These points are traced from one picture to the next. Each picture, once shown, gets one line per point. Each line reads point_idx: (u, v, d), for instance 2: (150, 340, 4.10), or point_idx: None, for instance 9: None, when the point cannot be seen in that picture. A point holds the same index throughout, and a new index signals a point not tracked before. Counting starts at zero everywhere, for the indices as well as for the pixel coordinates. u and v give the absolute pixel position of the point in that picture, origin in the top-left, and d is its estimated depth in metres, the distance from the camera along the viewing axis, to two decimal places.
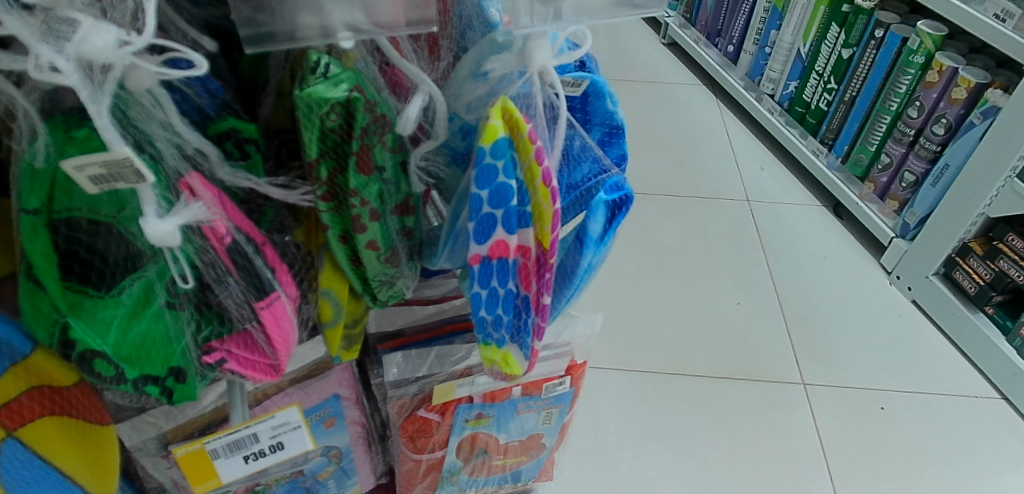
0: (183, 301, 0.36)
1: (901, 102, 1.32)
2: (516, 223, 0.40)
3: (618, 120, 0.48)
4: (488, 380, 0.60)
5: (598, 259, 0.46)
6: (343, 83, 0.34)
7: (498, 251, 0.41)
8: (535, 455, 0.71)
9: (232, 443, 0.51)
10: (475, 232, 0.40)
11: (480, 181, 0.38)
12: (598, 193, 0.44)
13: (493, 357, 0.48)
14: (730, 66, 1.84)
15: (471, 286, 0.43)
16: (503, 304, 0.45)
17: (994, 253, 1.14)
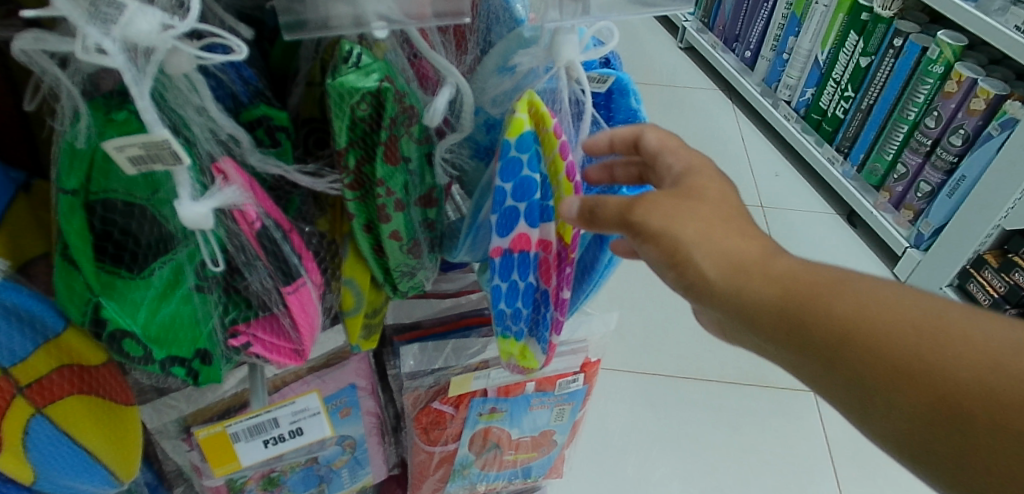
0: (212, 284, 0.37)
1: (919, 112, 1.31)
2: (538, 217, 0.41)
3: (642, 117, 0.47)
4: (504, 374, 0.61)
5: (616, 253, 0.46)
6: (374, 73, 0.34)
7: (519, 244, 0.42)
8: (546, 452, 0.71)
9: (253, 427, 0.51)
10: (498, 225, 0.41)
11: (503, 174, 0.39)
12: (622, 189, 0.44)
13: (511, 350, 0.49)
14: (747, 71, 1.85)
15: (492, 279, 0.44)
16: (523, 297, 0.45)
17: (1009, 266, 1.15)
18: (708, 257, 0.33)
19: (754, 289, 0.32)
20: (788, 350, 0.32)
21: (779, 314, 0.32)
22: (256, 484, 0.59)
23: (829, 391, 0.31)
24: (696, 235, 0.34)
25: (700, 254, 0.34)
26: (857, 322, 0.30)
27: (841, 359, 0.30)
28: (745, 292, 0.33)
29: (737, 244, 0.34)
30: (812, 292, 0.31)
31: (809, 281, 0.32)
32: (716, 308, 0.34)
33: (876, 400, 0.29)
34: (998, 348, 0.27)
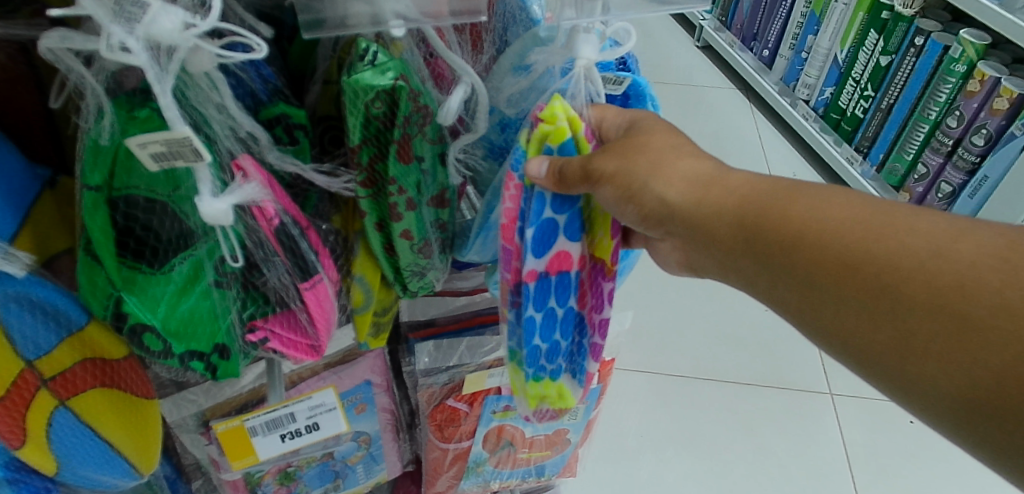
0: (230, 280, 0.38)
1: (940, 112, 1.33)
2: (575, 229, 0.43)
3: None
4: None
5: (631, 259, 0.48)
6: (389, 72, 0.35)
7: (557, 263, 0.43)
8: (560, 450, 0.72)
9: (270, 421, 0.52)
10: (535, 243, 0.41)
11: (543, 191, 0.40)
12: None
13: (544, 390, 0.49)
14: (765, 70, 1.84)
15: (525, 310, 0.44)
16: (561, 328, 0.46)
17: None
18: (666, 185, 0.39)
19: (716, 208, 0.38)
20: (746, 257, 0.37)
21: (737, 226, 0.37)
22: (272, 479, 0.60)
23: (782, 291, 0.36)
24: (650, 168, 0.39)
25: (665, 180, 0.39)
26: (804, 228, 0.35)
27: (793, 263, 0.35)
28: (706, 211, 0.38)
29: (690, 169, 0.39)
30: (769, 209, 0.36)
31: (766, 199, 0.37)
32: (679, 228, 0.39)
33: (825, 296, 0.34)
34: (921, 247, 0.32)
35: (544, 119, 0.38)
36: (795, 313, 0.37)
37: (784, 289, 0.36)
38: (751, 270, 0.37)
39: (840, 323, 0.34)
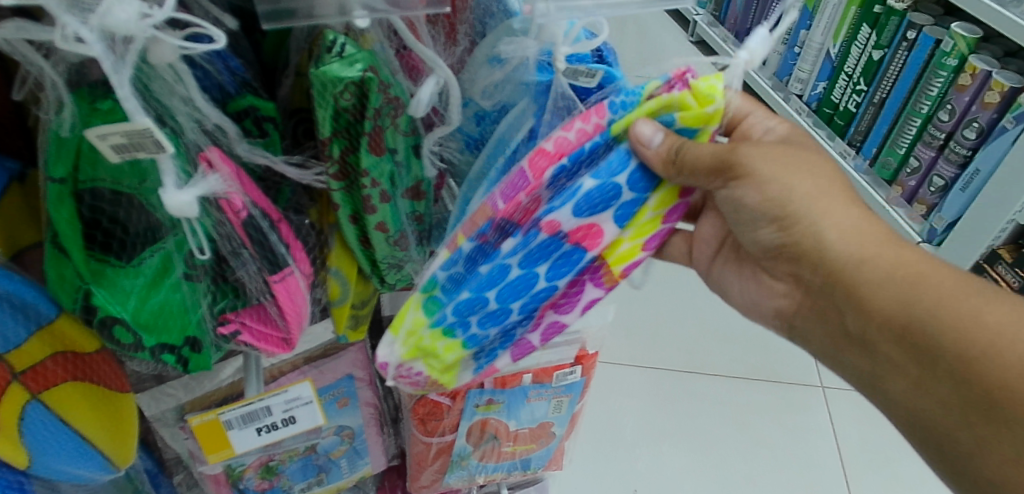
0: (201, 273, 0.37)
1: (931, 105, 1.36)
2: (623, 218, 0.42)
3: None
4: None
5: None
6: (358, 63, 0.35)
7: (577, 231, 0.41)
8: (545, 444, 0.72)
9: (246, 415, 0.52)
10: (581, 205, 0.40)
11: (622, 148, 0.39)
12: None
13: (435, 347, 0.47)
14: (758, 65, 1.85)
15: (506, 257, 0.42)
16: (520, 308, 0.45)
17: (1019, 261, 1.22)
18: (830, 228, 0.44)
19: (887, 280, 0.43)
20: (898, 343, 0.43)
21: (907, 293, 0.43)
22: (254, 473, 0.60)
23: (933, 386, 0.43)
24: (812, 203, 0.44)
25: (831, 235, 0.44)
26: (994, 351, 0.40)
27: (963, 369, 0.41)
28: (878, 283, 0.43)
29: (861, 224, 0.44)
30: (957, 306, 0.41)
31: (964, 297, 0.42)
32: (824, 269, 0.45)
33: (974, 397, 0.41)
34: None
35: (695, 92, 0.38)
36: (927, 395, 0.43)
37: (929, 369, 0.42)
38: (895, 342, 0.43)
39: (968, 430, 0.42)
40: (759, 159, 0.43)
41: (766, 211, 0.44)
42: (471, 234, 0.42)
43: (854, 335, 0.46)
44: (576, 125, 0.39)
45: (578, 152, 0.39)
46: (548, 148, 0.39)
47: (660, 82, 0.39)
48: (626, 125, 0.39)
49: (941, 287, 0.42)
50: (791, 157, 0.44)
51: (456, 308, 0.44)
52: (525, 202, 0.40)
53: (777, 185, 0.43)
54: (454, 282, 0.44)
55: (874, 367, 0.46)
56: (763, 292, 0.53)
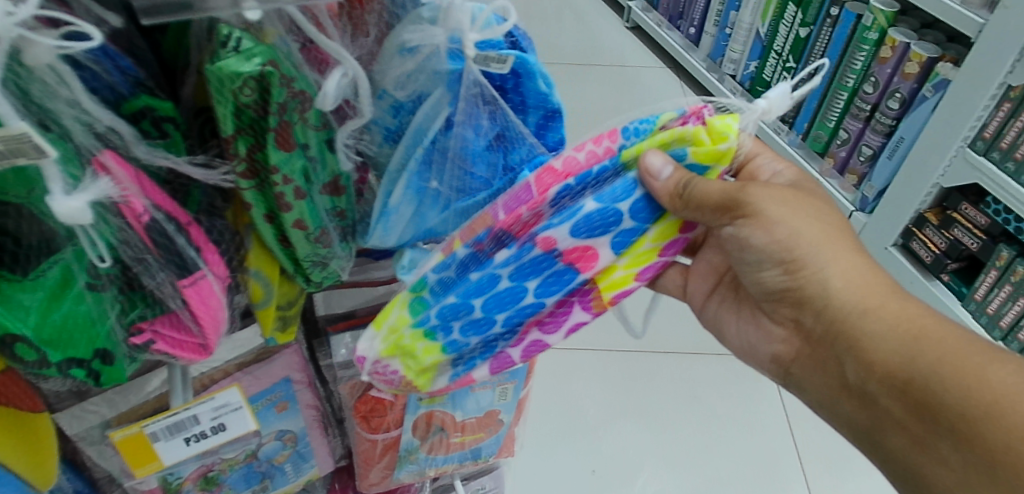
0: (106, 282, 0.36)
1: (857, 79, 1.48)
2: (618, 247, 0.48)
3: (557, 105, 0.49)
4: None
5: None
6: (256, 57, 0.34)
7: (572, 251, 0.47)
8: (493, 431, 0.72)
9: (172, 425, 0.50)
10: (579, 226, 0.45)
11: (631, 177, 0.45)
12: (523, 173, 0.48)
13: (413, 346, 0.52)
14: (692, 47, 1.96)
15: (498, 269, 0.48)
16: (506, 320, 0.50)
17: (949, 223, 1.36)
18: (837, 276, 0.50)
19: (891, 333, 0.48)
20: (899, 398, 0.47)
21: (908, 339, 0.47)
22: (193, 485, 0.58)
23: (930, 440, 0.46)
24: (817, 247, 0.50)
25: (836, 282, 0.50)
26: (996, 411, 0.43)
27: (960, 423, 0.44)
28: (880, 335, 0.48)
29: (866, 276, 0.50)
30: (960, 363, 0.45)
31: (969, 355, 0.46)
32: (830, 313, 0.50)
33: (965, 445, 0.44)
34: None
35: (709, 127, 0.44)
36: (926, 450, 0.46)
37: (921, 417, 0.46)
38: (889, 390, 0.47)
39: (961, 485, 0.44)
40: (769, 201, 0.49)
41: (775, 253, 0.50)
42: (467, 241, 0.48)
43: (853, 386, 0.50)
44: (588, 147, 0.45)
45: (585, 174, 0.45)
46: (557, 166, 0.45)
47: (677, 114, 0.45)
48: (637, 153, 0.45)
49: (941, 342, 0.47)
50: (799, 203, 0.51)
51: (441, 311, 0.50)
52: (525, 216, 0.46)
53: (785, 227, 0.49)
54: (444, 286, 0.50)
55: (873, 420, 0.50)
56: (762, 337, 0.59)
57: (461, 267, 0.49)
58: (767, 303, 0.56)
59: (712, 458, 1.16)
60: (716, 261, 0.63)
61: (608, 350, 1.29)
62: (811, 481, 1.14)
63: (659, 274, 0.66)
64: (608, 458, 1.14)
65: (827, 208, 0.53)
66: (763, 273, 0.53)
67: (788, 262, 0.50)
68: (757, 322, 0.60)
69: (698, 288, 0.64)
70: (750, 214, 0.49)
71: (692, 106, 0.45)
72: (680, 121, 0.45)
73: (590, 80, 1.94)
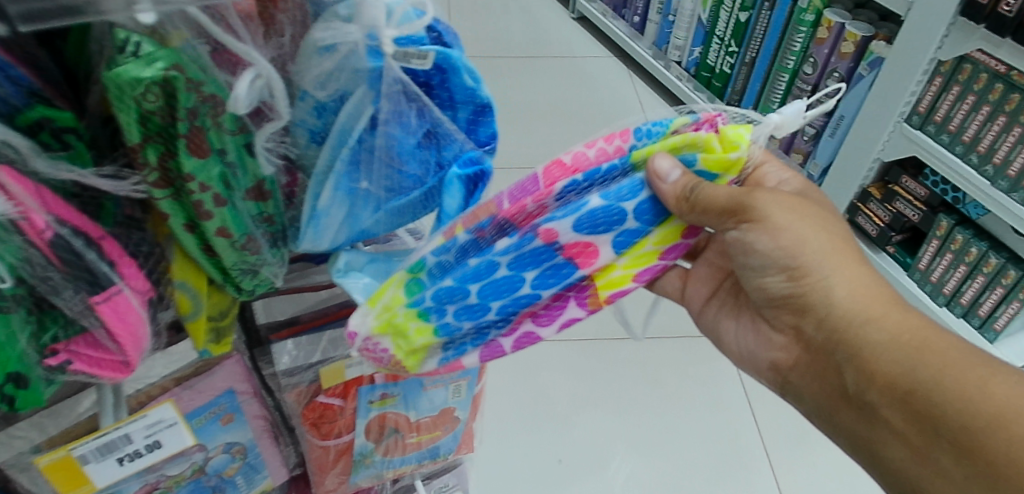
0: (13, 303, 0.34)
1: (797, 61, 1.53)
2: (621, 246, 0.49)
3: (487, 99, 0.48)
4: None
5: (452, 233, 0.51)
6: (158, 62, 0.33)
7: (574, 245, 0.48)
8: (450, 429, 0.72)
9: (103, 446, 0.49)
10: (584, 221, 0.46)
11: (638, 177, 0.47)
12: (452, 169, 0.47)
13: (404, 325, 0.51)
14: (638, 36, 1.99)
15: (494, 254, 0.47)
16: (504, 307, 0.51)
17: (891, 196, 1.42)
18: (841, 286, 0.52)
19: (893, 343, 0.50)
20: (899, 408, 0.49)
21: (911, 349, 0.49)
22: None
23: (930, 452, 0.48)
24: (820, 257, 0.52)
25: (840, 291, 0.52)
26: (1000, 422, 0.45)
27: (960, 434, 0.46)
28: (881, 346, 0.50)
29: (871, 286, 0.52)
30: (963, 375, 0.47)
31: (971, 369, 0.47)
32: (834, 319, 0.52)
33: (963, 456, 0.46)
34: None
35: (721, 135, 0.48)
36: (926, 461, 0.48)
37: (921, 426, 0.48)
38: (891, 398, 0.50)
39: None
40: (777, 208, 0.52)
41: (780, 260, 0.53)
42: (467, 226, 0.47)
43: (852, 396, 0.53)
44: (599, 144, 0.48)
45: (592, 171, 0.47)
46: (567, 159, 0.47)
47: (691, 121, 0.49)
48: (647, 154, 0.48)
49: (942, 354, 0.49)
50: (805, 212, 0.53)
51: (438, 294, 0.49)
52: (531, 207, 0.47)
53: (790, 235, 0.52)
54: (441, 269, 0.49)
55: (872, 430, 0.52)
56: (762, 345, 0.62)
57: (460, 252, 0.48)
58: (767, 310, 0.59)
59: (676, 441, 1.18)
60: (717, 268, 0.68)
61: (569, 341, 1.30)
62: (772, 457, 1.18)
63: (660, 276, 0.72)
64: (574, 447, 1.16)
65: (829, 219, 0.55)
66: (768, 280, 0.55)
67: (792, 268, 0.53)
68: (757, 329, 0.63)
69: (698, 292, 0.69)
70: (756, 219, 0.51)
71: (707, 114, 0.49)
72: (693, 126, 0.49)
73: (540, 73, 1.95)
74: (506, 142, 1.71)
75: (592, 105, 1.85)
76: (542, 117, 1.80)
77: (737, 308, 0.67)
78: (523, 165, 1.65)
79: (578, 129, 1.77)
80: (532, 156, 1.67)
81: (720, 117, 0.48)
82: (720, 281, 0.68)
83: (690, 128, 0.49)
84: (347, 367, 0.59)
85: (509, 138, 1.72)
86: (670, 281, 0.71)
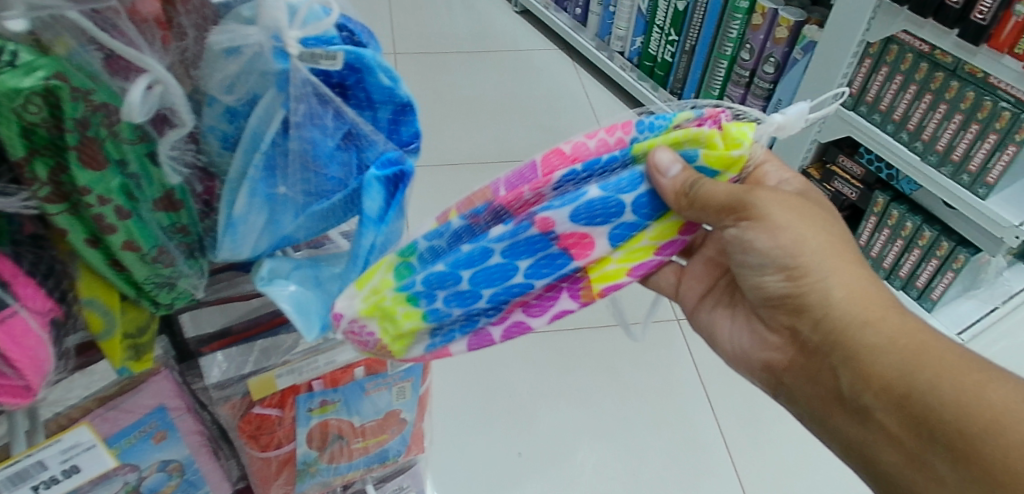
0: None
1: (734, 47, 1.57)
2: (616, 239, 0.52)
3: (406, 97, 0.47)
4: (312, 370, 0.59)
5: (382, 238, 0.47)
6: (39, 71, 0.32)
7: (570, 237, 0.50)
8: (397, 431, 0.72)
9: (15, 475, 0.47)
10: (581, 213, 0.49)
11: (638, 169, 0.50)
12: (370, 170, 0.45)
13: (392, 309, 0.51)
14: (580, 28, 1.99)
15: (489, 242, 0.49)
16: (498, 295, 0.52)
17: (830, 175, 1.46)
18: (841, 287, 0.54)
19: (891, 346, 0.52)
20: (895, 412, 0.51)
21: (912, 352, 0.51)
22: None
23: (925, 455, 0.50)
24: (817, 258, 0.55)
25: (839, 292, 0.54)
26: (996, 428, 0.47)
27: (958, 438, 0.48)
28: (880, 349, 0.52)
29: (867, 289, 0.55)
30: (960, 380, 0.49)
31: (969, 374, 0.50)
32: (832, 318, 0.54)
33: (959, 457, 0.48)
34: None
35: (723, 133, 0.50)
36: (920, 464, 0.51)
37: (918, 429, 0.50)
38: (888, 400, 0.51)
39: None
40: (775, 206, 0.54)
41: (777, 259, 0.55)
42: (465, 214, 0.50)
43: (847, 398, 0.55)
44: (600, 136, 0.50)
45: (591, 161, 0.50)
46: (566, 149, 0.50)
47: (694, 116, 0.51)
48: (649, 147, 0.50)
49: (940, 360, 0.51)
50: (805, 213, 0.56)
51: (429, 278, 0.49)
52: (530, 196, 0.49)
53: (790, 234, 0.55)
54: (433, 254, 0.50)
55: (867, 433, 0.54)
56: (756, 345, 0.65)
57: (453, 238, 0.50)
58: (764, 311, 0.61)
59: (632, 426, 1.20)
60: (712, 264, 0.70)
61: (523, 334, 1.31)
62: (726, 435, 1.21)
63: (654, 271, 0.72)
64: (533, 440, 1.17)
65: (827, 221, 0.57)
66: (766, 279, 0.58)
67: (790, 268, 0.55)
68: (752, 328, 0.66)
69: (692, 288, 0.71)
70: (756, 218, 0.54)
71: (710, 110, 0.51)
72: (696, 122, 0.51)
73: (485, 68, 1.94)
74: (453, 138, 1.70)
75: (538, 98, 1.86)
76: (489, 111, 1.79)
77: (732, 306, 0.69)
78: (471, 162, 1.64)
79: (526, 122, 1.78)
80: (479, 152, 1.67)
81: (723, 113, 0.51)
82: (715, 279, 0.70)
83: (693, 122, 0.51)
84: (276, 378, 0.58)
85: (456, 134, 1.71)
86: (665, 276, 0.72)
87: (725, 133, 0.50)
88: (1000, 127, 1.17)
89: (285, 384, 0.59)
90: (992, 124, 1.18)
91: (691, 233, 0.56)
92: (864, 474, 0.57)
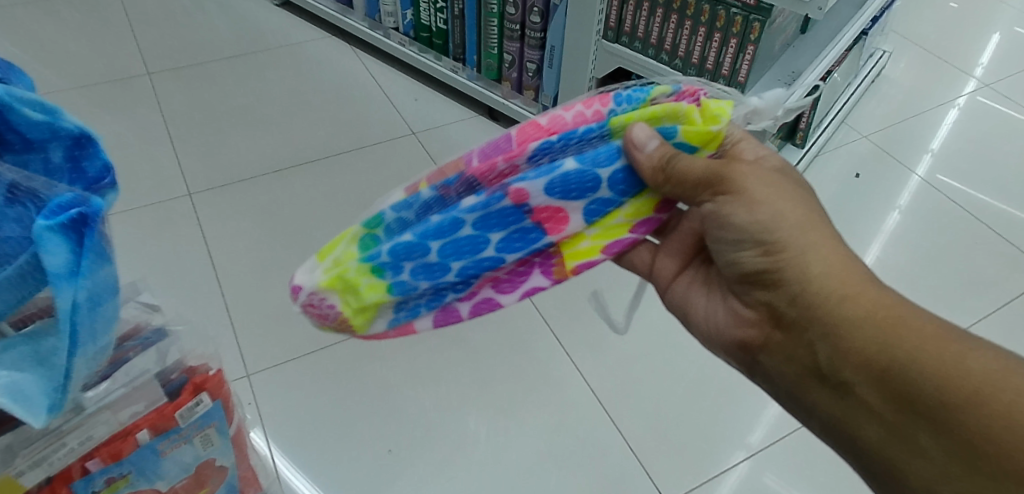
0: None
1: (499, 4, 1.60)
2: (592, 216, 0.62)
3: (75, 128, 0.45)
4: (68, 453, 0.55)
5: (87, 292, 0.41)
6: None
7: (546, 209, 0.60)
8: (219, 480, 0.73)
9: None
10: (556, 185, 0.58)
11: (615, 144, 0.59)
12: (37, 221, 0.39)
13: (358, 280, 0.59)
14: (347, 10, 1.93)
15: (470, 213, 0.58)
16: (474, 267, 0.62)
17: None
18: (816, 262, 0.58)
19: (870, 318, 0.55)
20: (876, 386, 0.54)
21: (893, 322, 0.54)
22: None
23: (908, 429, 0.52)
24: (791, 233, 0.59)
25: (816, 267, 0.58)
26: (979, 399, 0.49)
27: (943, 410, 0.50)
28: (858, 320, 0.55)
29: (847, 264, 0.58)
30: (943, 353, 0.52)
31: (950, 344, 0.52)
32: (812, 291, 0.58)
33: (943, 428, 0.50)
34: None
35: (702, 108, 0.61)
36: (904, 439, 0.53)
37: (902, 402, 0.53)
38: (870, 371, 0.54)
39: (940, 473, 0.51)
40: (753, 183, 0.60)
41: (753, 232, 0.60)
42: (444, 185, 0.59)
43: (828, 374, 0.58)
44: (576, 108, 0.60)
45: (567, 134, 0.58)
46: (542, 122, 0.60)
47: (675, 91, 0.61)
48: (626, 121, 0.59)
49: (919, 330, 0.53)
50: (782, 189, 0.61)
51: (394, 249, 0.58)
52: (506, 164, 0.58)
53: (766, 210, 0.60)
54: (401, 225, 0.59)
55: (849, 411, 0.57)
56: (732, 321, 0.69)
57: (423, 208, 0.59)
58: (739, 286, 0.66)
59: (491, 386, 1.23)
60: (688, 240, 0.75)
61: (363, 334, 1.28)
62: (582, 369, 1.26)
63: (629, 251, 0.78)
64: (403, 432, 1.16)
65: (798, 199, 0.61)
66: (744, 254, 0.62)
67: (768, 243, 0.59)
68: (728, 305, 0.70)
69: (666, 266, 0.76)
70: (731, 192, 0.60)
71: (688, 88, 0.62)
72: (675, 97, 0.61)
73: (259, 69, 1.82)
74: (240, 150, 1.59)
75: (321, 90, 1.78)
76: (272, 115, 1.69)
77: (707, 285, 0.74)
78: (267, 173, 1.55)
79: (315, 117, 1.70)
80: (273, 161, 1.58)
81: (700, 91, 0.62)
82: (690, 256, 0.75)
83: (672, 97, 0.61)
84: (20, 477, 0.53)
85: (243, 145, 1.60)
86: (640, 256, 0.77)
87: (705, 109, 0.60)
88: (736, 32, 1.28)
89: (33, 482, 0.54)
90: (729, 30, 1.28)
91: (666, 212, 0.65)
92: (850, 455, 0.59)
